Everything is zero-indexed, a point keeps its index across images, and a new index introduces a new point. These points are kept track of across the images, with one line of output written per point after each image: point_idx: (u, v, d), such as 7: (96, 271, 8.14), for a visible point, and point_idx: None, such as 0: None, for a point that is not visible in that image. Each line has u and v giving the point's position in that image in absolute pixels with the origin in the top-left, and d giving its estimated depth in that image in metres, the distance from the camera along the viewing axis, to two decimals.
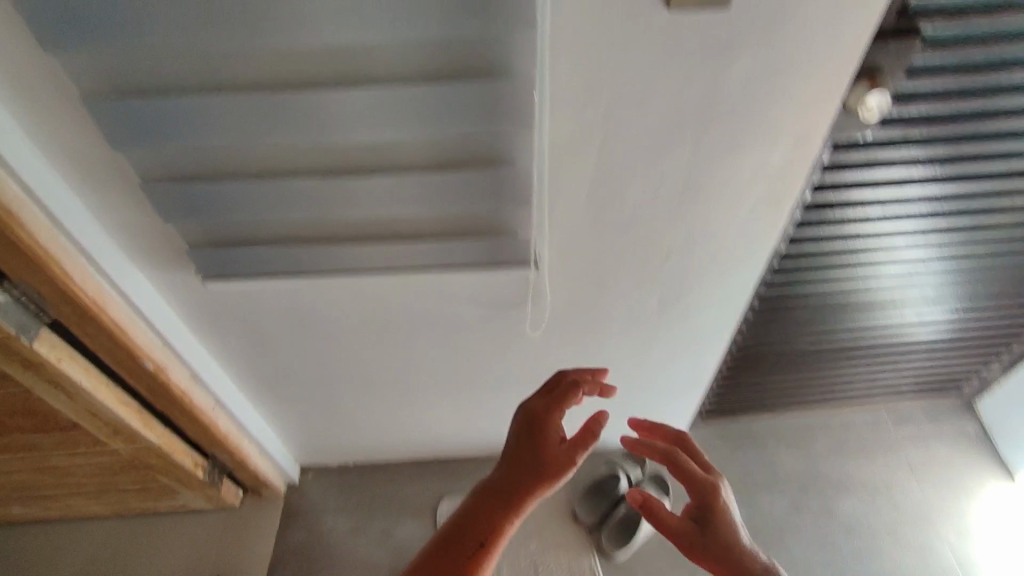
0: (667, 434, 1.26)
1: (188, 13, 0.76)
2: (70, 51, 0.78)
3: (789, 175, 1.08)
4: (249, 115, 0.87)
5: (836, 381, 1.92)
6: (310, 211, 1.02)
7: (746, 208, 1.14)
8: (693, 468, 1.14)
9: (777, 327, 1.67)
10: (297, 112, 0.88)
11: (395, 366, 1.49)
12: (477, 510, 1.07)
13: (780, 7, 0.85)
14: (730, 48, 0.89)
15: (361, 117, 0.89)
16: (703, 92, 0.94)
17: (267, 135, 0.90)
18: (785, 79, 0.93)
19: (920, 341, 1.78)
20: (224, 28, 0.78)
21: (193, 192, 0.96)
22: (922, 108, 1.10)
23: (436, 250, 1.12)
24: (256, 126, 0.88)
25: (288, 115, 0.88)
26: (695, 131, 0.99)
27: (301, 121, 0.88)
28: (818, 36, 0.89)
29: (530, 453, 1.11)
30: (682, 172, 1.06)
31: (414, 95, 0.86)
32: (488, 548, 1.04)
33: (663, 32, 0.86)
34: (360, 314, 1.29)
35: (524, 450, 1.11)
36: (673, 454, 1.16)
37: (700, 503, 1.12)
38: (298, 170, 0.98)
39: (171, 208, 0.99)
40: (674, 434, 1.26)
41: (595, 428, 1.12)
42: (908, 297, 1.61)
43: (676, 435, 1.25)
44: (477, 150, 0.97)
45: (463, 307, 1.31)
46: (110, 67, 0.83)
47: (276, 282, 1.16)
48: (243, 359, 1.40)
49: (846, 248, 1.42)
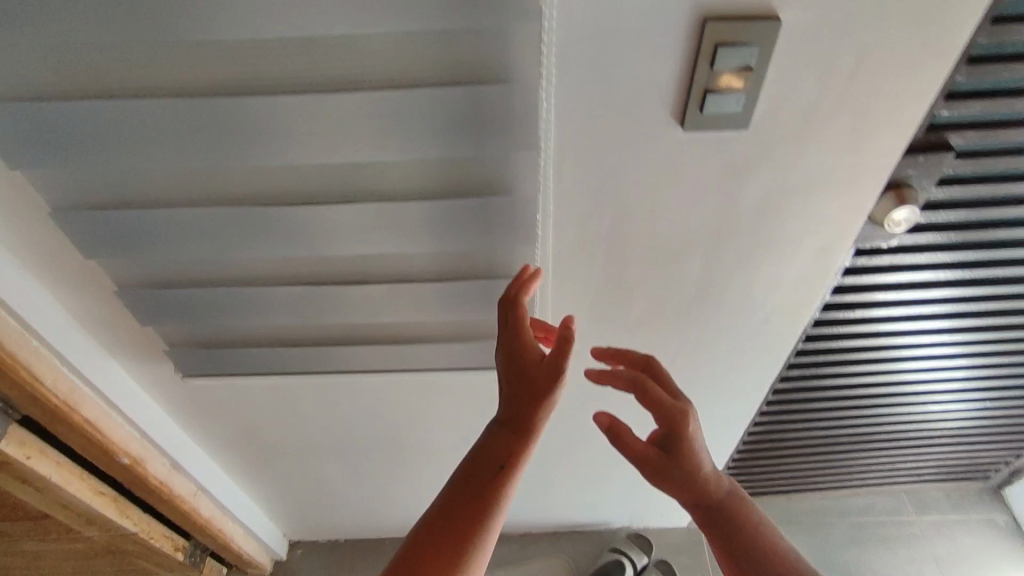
0: (633, 359, 0.87)
1: (167, 132, 0.72)
2: (43, 165, 0.74)
3: (806, 283, 1.02)
4: (232, 226, 0.82)
5: (853, 466, 1.82)
6: (297, 315, 0.97)
7: (761, 314, 1.07)
8: (655, 391, 0.79)
9: (792, 415, 1.59)
10: (283, 226, 0.83)
11: (387, 454, 1.41)
12: (475, 488, 0.74)
13: (801, 129, 0.79)
14: (745, 166, 0.83)
15: (351, 230, 0.84)
16: (715, 207, 0.88)
17: (251, 245, 0.85)
18: (805, 195, 0.87)
19: (943, 431, 1.69)
20: (204, 146, 0.73)
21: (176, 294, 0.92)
22: (950, 215, 1.03)
23: (430, 351, 1.05)
24: (239, 236, 0.83)
25: (272, 227, 0.83)
26: (707, 242, 0.93)
27: (288, 233, 0.84)
28: (841, 155, 0.83)
29: (521, 372, 0.79)
30: (692, 279, 0.99)
31: (408, 210, 0.81)
32: (503, 495, 0.75)
33: (674, 152, 0.80)
34: (349, 407, 1.22)
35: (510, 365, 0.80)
36: (642, 381, 0.80)
37: (669, 436, 0.77)
38: (285, 276, 0.93)
39: (152, 308, 0.94)
40: (643, 354, 0.87)
41: (570, 334, 0.77)
42: (932, 389, 1.52)
43: (643, 359, 0.86)
44: (474, 260, 0.91)
45: (459, 403, 1.23)
46: (85, 179, 0.78)
47: (262, 377, 1.10)
48: (228, 445, 1.34)
49: (867, 343, 1.34)
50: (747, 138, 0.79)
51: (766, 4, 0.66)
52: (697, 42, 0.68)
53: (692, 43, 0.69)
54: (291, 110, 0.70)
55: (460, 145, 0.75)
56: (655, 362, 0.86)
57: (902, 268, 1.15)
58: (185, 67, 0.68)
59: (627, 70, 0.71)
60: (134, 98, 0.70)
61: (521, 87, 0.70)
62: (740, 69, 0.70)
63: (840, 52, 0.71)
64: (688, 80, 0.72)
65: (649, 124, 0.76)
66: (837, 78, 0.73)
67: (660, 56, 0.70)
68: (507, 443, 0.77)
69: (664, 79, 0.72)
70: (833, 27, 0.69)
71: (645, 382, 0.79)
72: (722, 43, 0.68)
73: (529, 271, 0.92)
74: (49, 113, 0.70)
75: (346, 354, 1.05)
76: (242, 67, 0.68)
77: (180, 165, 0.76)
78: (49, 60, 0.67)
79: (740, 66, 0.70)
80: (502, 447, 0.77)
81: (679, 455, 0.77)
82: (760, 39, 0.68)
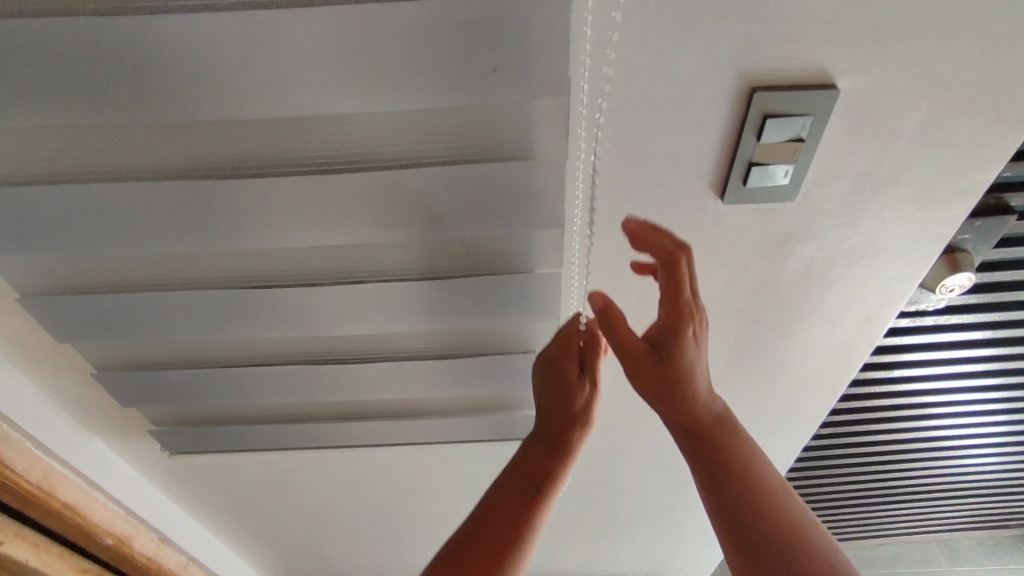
0: (659, 244, 0.63)
1: (146, 214, 0.65)
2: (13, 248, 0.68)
3: (846, 352, 0.94)
4: (222, 305, 0.75)
5: (880, 517, 1.73)
6: (295, 390, 0.90)
7: (796, 382, 0.99)
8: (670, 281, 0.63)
9: (819, 470, 1.50)
10: (280, 305, 0.75)
11: (389, 522, 1.32)
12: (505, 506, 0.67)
13: (849, 202, 0.71)
14: (786, 240, 0.75)
15: (355, 309, 0.76)
16: (751, 280, 0.80)
17: (243, 324, 0.78)
18: (849, 267, 0.80)
19: (977, 483, 1.60)
20: (189, 229, 0.66)
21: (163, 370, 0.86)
22: (1001, 275, 0.95)
23: (439, 424, 0.98)
24: (229, 314, 0.77)
25: (268, 307, 0.75)
26: (740, 314, 0.85)
27: (287, 312, 0.76)
28: (891, 227, 0.75)
29: (564, 392, 0.72)
30: (724, 350, 0.91)
31: (418, 288, 0.74)
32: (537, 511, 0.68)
33: (709, 226, 0.72)
34: (350, 477, 1.14)
35: (550, 391, 0.73)
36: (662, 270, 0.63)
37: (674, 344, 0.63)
38: (281, 351, 0.86)
39: (138, 384, 0.88)
40: (669, 242, 0.63)
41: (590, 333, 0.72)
42: (971, 443, 1.43)
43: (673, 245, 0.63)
44: (488, 334, 0.84)
45: (468, 473, 1.15)
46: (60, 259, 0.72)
47: (258, 450, 1.03)
48: (224, 513, 1.25)
49: (903, 400, 1.26)
50: (792, 211, 0.71)
51: (821, 71, 0.58)
52: (742, 114, 0.61)
53: (736, 115, 0.61)
54: (287, 191, 0.63)
55: (475, 224, 0.67)
56: (686, 257, 0.63)
57: (944, 328, 1.07)
58: (165, 146, 0.61)
59: (661, 142, 0.64)
60: (108, 181, 0.63)
61: (544, 166, 0.62)
62: (789, 140, 0.62)
63: (901, 121, 0.63)
64: (730, 153, 0.64)
65: (684, 197, 0.69)
66: (896, 148, 0.65)
67: (699, 128, 0.62)
68: (541, 456, 0.71)
69: (702, 151, 0.64)
70: (895, 95, 0.61)
71: (668, 267, 0.62)
72: (771, 114, 0.60)
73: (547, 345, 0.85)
74: (14, 197, 0.63)
75: (350, 425, 0.98)
76: (231, 146, 0.61)
77: (165, 248, 0.69)
78: (11, 141, 0.59)
79: (790, 137, 0.62)
80: (538, 461, 0.71)
81: (676, 363, 0.64)
82: (815, 110, 0.60)
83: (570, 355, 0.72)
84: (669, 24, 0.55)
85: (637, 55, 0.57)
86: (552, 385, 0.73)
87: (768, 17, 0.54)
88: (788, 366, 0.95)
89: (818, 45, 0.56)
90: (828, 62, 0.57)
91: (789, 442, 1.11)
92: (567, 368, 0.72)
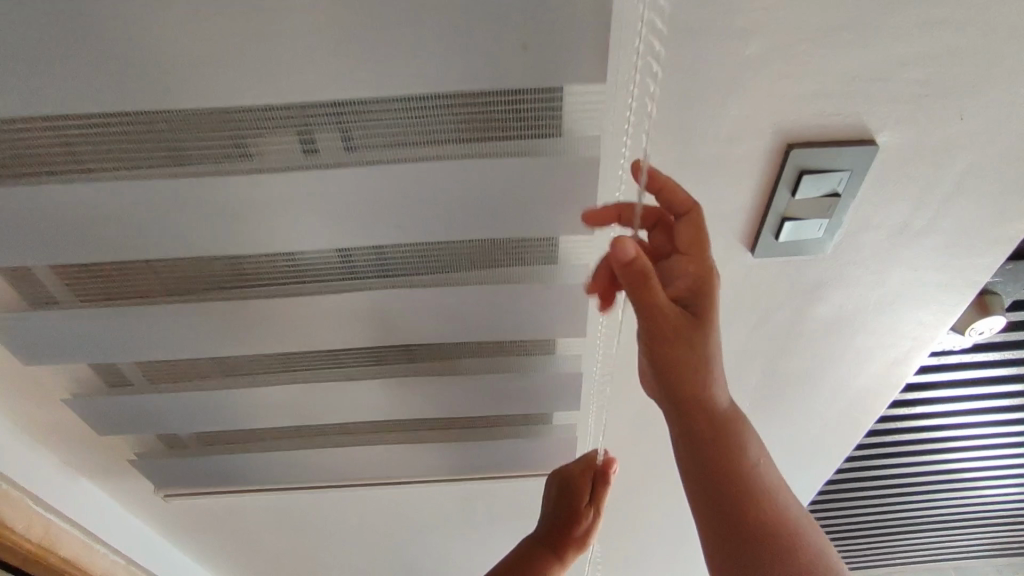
0: (673, 196, 0.55)
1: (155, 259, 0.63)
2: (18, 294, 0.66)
3: (872, 397, 0.90)
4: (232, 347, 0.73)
5: (897, 548, 1.69)
6: (307, 431, 0.88)
7: (821, 426, 0.95)
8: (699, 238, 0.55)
9: (837, 507, 1.46)
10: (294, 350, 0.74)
11: (394, 567, 1.27)
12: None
13: (885, 252, 0.68)
14: (817, 289, 0.72)
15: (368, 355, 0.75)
16: (780, 329, 0.77)
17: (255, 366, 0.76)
18: (882, 317, 0.76)
19: (997, 514, 1.56)
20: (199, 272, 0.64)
21: (171, 416, 0.84)
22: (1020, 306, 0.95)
23: (452, 462, 0.96)
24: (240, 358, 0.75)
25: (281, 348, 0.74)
26: (767, 363, 0.82)
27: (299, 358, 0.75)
28: (927, 277, 0.72)
29: (571, 513, 0.81)
30: (748, 398, 0.88)
31: (433, 333, 0.73)
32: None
33: (737, 275, 0.69)
34: (356, 519, 1.11)
35: (557, 509, 0.82)
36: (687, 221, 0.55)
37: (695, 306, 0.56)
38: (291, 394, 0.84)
39: (143, 427, 0.85)
40: (688, 197, 0.55)
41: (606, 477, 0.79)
42: (989, 477, 1.40)
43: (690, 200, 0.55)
44: (503, 371, 0.82)
45: (478, 514, 1.11)
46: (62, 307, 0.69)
47: (265, 490, 1.00)
48: (224, 557, 1.21)
49: (921, 433, 1.24)
50: (824, 263, 0.69)
51: (860, 127, 0.56)
52: (777, 169, 0.59)
53: (770, 170, 0.59)
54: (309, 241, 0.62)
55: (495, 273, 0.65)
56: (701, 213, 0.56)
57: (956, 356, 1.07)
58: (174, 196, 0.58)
59: (692, 196, 0.61)
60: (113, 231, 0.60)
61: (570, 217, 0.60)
62: (824, 195, 0.61)
63: (941, 174, 0.61)
64: (762, 206, 0.62)
65: (713, 250, 0.66)
66: (932, 197, 0.63)
67: (732, 182, 0.60)
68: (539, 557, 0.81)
69: (734, 204, 0.62)
70: (936, 149, 0.59)
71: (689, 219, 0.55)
72: (806, 170, 0.58)
73: (565, 390, 0.83)
74: (20, 244, 0.60)
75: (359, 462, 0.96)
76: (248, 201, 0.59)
77: (181, 286, 0.68)
78: (15, 191, 0.57)
79: (824, 193, 0.60)
80: (535, 560, 0.81)
81: (696, 326, 0.55)
82: (851, 166, 0.58)
83: (582, 486, 0.80)
84: (707, 82, 0.53)
85: (672, 112, 0.55)
86: (560, 504, 0.82)
87: (809, 74, 0.53)
88: (813, 410, 0.91)
89: (859, 101, 0.54)
90: (867, 117, 0.56)
91: (808, 481, 1.09)
92: (578, 493, 0.81)
